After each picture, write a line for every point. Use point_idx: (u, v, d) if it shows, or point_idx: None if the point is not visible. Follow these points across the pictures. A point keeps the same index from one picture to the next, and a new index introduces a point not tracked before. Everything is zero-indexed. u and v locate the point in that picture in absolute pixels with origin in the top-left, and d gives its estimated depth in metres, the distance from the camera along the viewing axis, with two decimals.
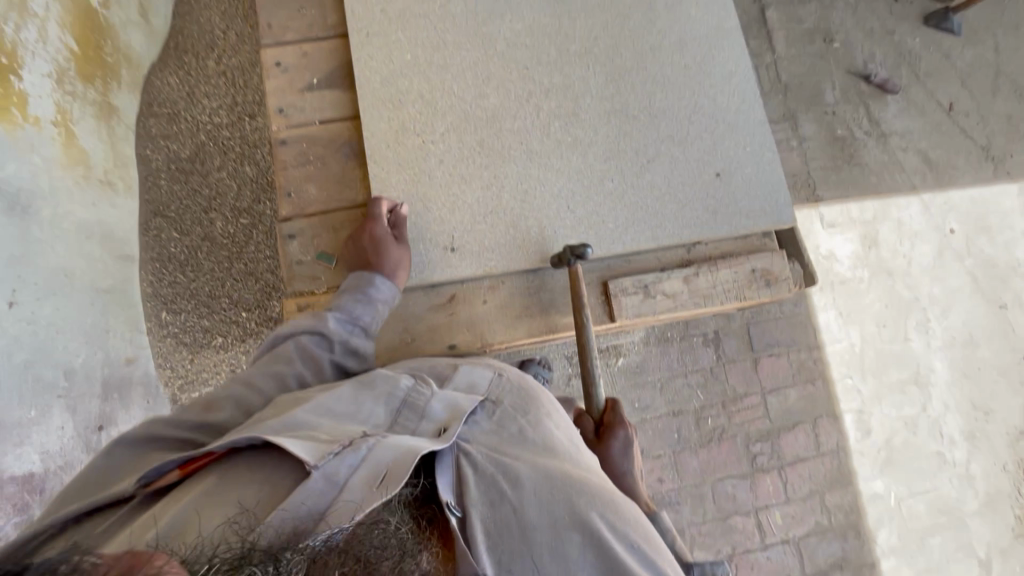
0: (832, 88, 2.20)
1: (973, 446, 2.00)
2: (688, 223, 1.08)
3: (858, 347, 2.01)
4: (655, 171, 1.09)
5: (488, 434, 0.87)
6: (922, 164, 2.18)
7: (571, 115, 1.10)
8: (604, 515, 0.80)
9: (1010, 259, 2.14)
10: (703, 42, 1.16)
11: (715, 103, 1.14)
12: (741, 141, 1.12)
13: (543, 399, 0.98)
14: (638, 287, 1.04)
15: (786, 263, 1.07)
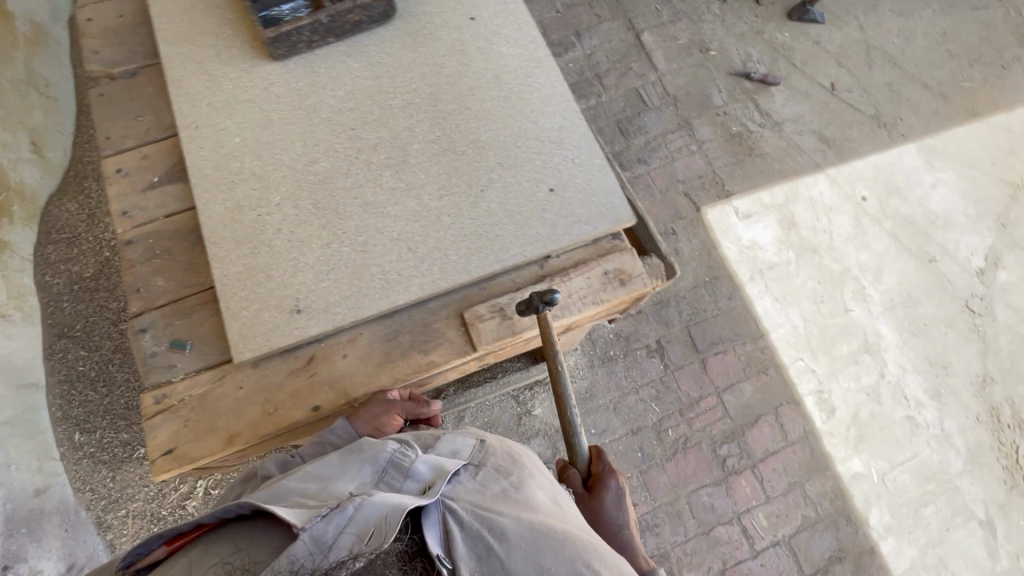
0: (718, 91, 2.32)
1: (942, 403, 1.95)
2: (531, 239, 1.09)
3: (801, 327, 2.00)
4: (491, 199, 1.11)
5: (472, 490, 0.91)
6: (820, 142, 2.27)
7: (407, 162, 1.14)
8: (590, 565, 0.83)
9: (927, 213, 2.19)
10: (520, 72, 1.23)
11: (539, 125, 1.18)
12: (568, 154, 1.16)
13: (525, 461, 1.03)
14: (493, 312, 1.07)
15: (637, 261, 1.11)
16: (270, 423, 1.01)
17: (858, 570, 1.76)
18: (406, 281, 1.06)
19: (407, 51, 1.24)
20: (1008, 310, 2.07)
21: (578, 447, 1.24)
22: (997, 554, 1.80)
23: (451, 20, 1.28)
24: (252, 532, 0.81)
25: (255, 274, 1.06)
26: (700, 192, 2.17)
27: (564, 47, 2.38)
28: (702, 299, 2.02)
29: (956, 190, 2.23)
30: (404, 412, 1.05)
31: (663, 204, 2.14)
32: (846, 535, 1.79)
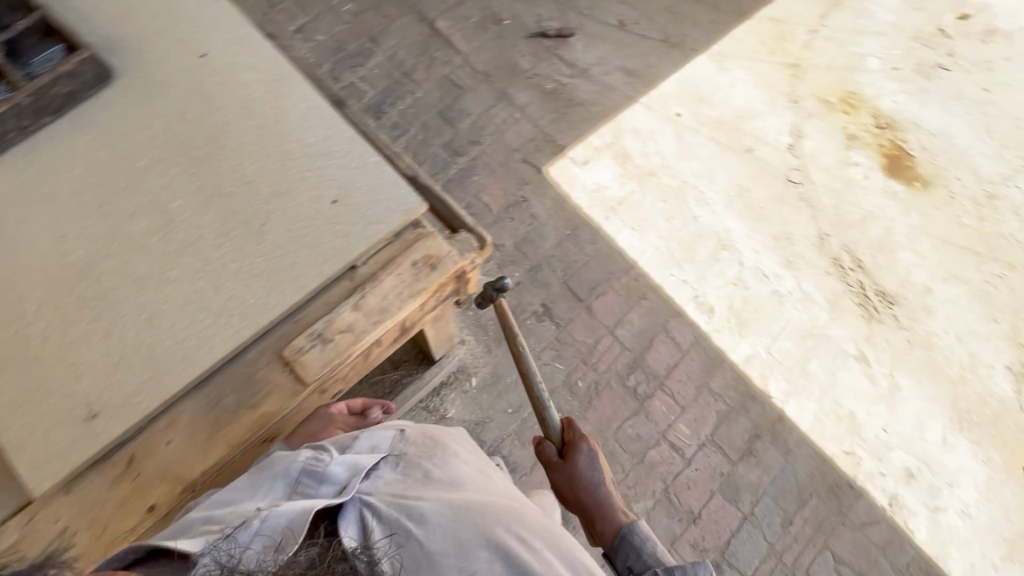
0: (523, 56, 2.40)
1: (796, 269, 2.17)
2: (324, 257, 1.05)
3: (663, 246, 2.14)
4: (273, 232, 1.06)
5: (391, 483, 0.93)
6: (627, 76, 2.42)
7: (178, 223, 1.08)
8: (506, 526, 0.85)
9: (733, 110, 2.41)
10: (268, 97, 1.19)
11: (303, 143, 1.13)
12: (342, 161, 1.12)
13: (449, 441, 1.05)
14: (311, 342, 1.01)
15: (444, 240, 1.06)
16: (100, 543, 0.96)
17: (775, 438, 1.92)
18: (206, 342, 1.01)
19: (138, 104, 1.19)
20: (823, 171, 2.33)
21: (548, 417, 1.26)
22: (877, 379, 2.04)
23: (184, 66, 1.22)
24: (153, 570, 0.79)
25: (38, 394, 0.99)
26: (536, 154, 2.24)
27: (364, 55, 2.34)
28: (569, 251, 2.09)
29: (750, 83, 2.47)
30: (346, 424, 1.21)
31: (507, 176, 2.19)
32: (756, 413, 1.95)
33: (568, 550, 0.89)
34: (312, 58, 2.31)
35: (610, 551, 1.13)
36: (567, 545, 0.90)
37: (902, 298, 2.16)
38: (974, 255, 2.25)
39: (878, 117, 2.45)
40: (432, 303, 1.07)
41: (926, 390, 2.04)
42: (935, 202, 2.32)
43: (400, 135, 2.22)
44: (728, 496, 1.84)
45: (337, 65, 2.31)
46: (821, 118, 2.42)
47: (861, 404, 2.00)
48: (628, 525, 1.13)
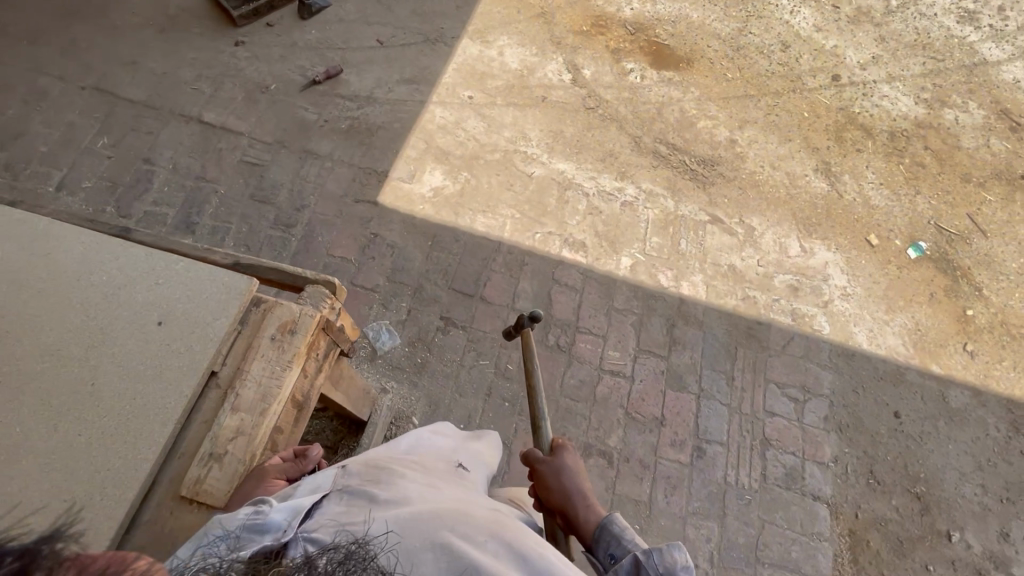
0: (305, 108, 2.38)
1: (632, 175, 2.37)
2: (178, 379, 0.85)
3: (518, 213, 2.24)
4: (110, 391, 0.83)
5: (337, 515, 0.76)
6: (410, 85, 2.49)
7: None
8: (469, 537, 0.72)
9: (514, 72, 2.57)
10: (13, 248, 0.92)
11: (89, 278, 0.90)
12: (148, 276, 0.92)
13: (393, 463, 0.89)
14: (200, 474, 0.82)
15: (299, 301, 0.96)
16: None
17: (687, 319, 2.11)
18: None
19: None
20: (609, 88, 2.57)
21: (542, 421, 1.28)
22: (734, 230, 2.31)
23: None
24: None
25: None
26: (365, 190, 2.23)
27: (145, 179, 2.17)
28: (440, 259, 2.12)
29: (515, 44, 2.65)
30: None
31: (348, 222, 2.16)
32: (663, 307, 2.12)
33: (543, 550, 0.77)
34: (90, 207, 2.10)
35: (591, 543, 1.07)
36: (540, 545, 0.78)
37: (719, 158, 2.46)
38: (750, 99, 2.62)
39: (627, 26, 2.75)
40: (314, 364, 1.00)
41: (772, 219, 2.35)
42: (702, 73, 2.66)
43: (224, 236, 2.09)
44: (678, 386, 1.99)
45: (121, 201, 2.12)
46: (585, 47, 2.67)
47: (734, 256, 2.26)
48: (608, 517, 1.08)
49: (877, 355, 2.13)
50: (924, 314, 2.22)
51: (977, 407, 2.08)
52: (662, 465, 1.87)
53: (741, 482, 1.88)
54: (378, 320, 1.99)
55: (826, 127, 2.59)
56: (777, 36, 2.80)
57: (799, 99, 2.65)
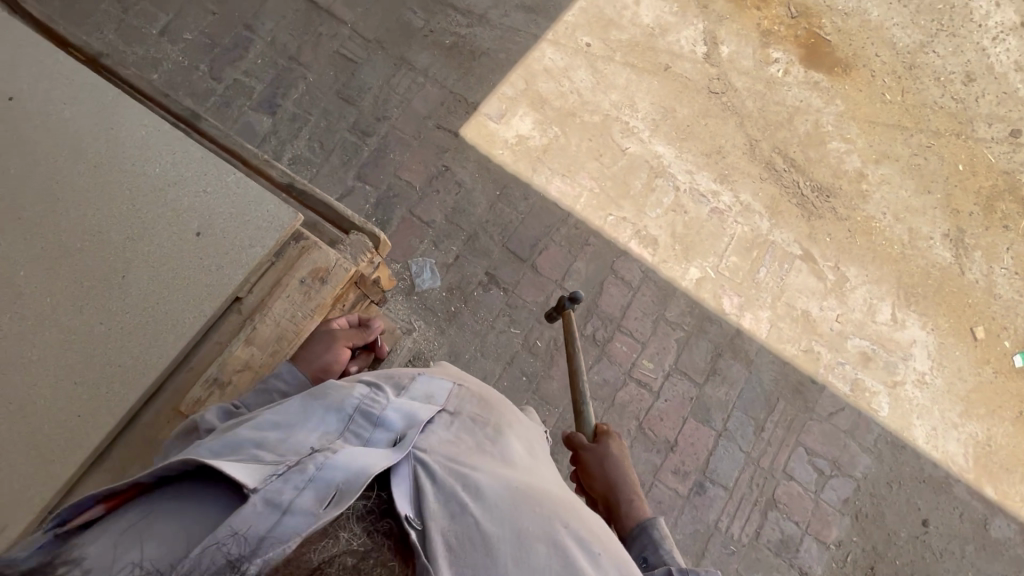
0: (414, 13, 2.22)
1: (732, 181, 2.14)
2: (211, 286, 1.06)
3: (597, 187, 2.08)
4: (138, 283, 1.04)
5: (446, 441, 0.87)
6: (527, 14, 2.28)
7: (47, 287, 1.01)
8: (558, 528, 0.79)
9: (644, 29, 2.29)
10: (99, 128, 1.12)
11: (158, 175, 1.11)
12: (201, 189, 1.12)
13: (496, 407, 1.01)
14: (208, 386, 1.00)
15: (326, 253, 1.12)
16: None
17: (736, 353, 1.96)
18: (118, 398, 0.98)
19: None
20: (743, 75, 2.27)
21: (584, 409, 1.29)
22: (824, 274, 2.08)
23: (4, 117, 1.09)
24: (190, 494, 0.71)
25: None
26: (450, 118, 2.12)
27: (242, 46, 2.12)
28: (503, 213, 2.02)
29: None
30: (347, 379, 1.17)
31: (423, 147, 2.07)
32: (715, 333, 1.97)
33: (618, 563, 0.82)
34: (186, 61, 2.08)
35: (626, 538, 1.06)
36: (617, 557, 0.83)
37: (837, 189, 2.17)
38: (901, 132, 2.26)
39: (790, 7, 2.38)
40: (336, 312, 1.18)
41: (870, 275, 2.09)
42: (856, 85, 2.30)
43: (304, 126, 2.05)
44: (701, 418, 1.89)
45: (216, 63, 2.09)
46: (733, 19, 2.34)
47: (813, 302, 2.04)
48: (652, 521, 1.06)
49: (929, 456, 1.93)
50: (1003, 430, 1.97)
51: (1017, 544, 1.88)
52: (658, 489, 1.81)
53: (731, 531, 1.80)
54: (425, 256, 1.95)
55: (978, 189, 2.21)
56: (964, 63, 2.35)
57: (960, 148, 2.26)
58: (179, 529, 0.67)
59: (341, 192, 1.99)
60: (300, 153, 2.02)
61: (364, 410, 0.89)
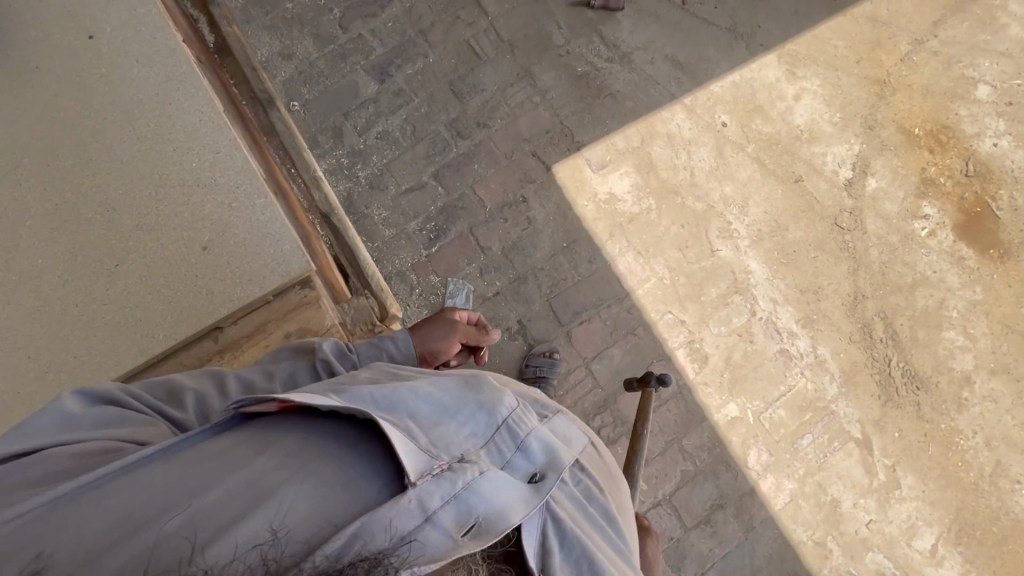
0: (559, 28, 2.09)
1: (815, 330, 1.90)
2: (223, 305, 1.26)
3: (668, 278, 1.91)
4: (184, 287, 1.27)
5: (571, 502, 0.89)
6: (674, 69, 2.09)
7: (122, 260, 1.26)
8: None
9: (790, 129, 2.06)
10: (207, 143, 1.34)
11: (234, 199, 1.33)
12: (255, 222, 1.32)
13: (613, 479, 1.03)
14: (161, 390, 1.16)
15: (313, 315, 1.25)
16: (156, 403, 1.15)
17: (739, 512, 1.77)
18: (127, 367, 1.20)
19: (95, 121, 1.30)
20: (879, 219, 2.01)
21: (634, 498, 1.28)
22: (874, 470, 1.82)
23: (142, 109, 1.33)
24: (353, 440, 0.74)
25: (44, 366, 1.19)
26: (549, 149, 1.99)
27: (380, 3, 2.06)
28: (561, 268, 1.89)
29: (819, 97, 2.10)
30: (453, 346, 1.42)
31: (510, 170, 1.96)
32: (726, 481, 1.78)
33: None
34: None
35: None
36: None
37: (933, 383, 1.89)
38: None
39: (968, 163, 2.07)
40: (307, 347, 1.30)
41: (927, 494, 1.81)
42: (1005, 278, 1.98)
43: (405, 105, 1.99)
44: (672, 563, 1.72)
45: (348, 11, 2.05)
46: (895, 154, 2.06)
47: (849, 494, 1.79)
48: None
49: None
50: None
51: None
52: None
53: None
54: (465, 280, 1.86)
55: None
56: None
57: None
58: (333, 488, 0.68)
59: (412, 185, 1.93)
60: (390, 131, 1.96)
61: (512, 423, 0.89)
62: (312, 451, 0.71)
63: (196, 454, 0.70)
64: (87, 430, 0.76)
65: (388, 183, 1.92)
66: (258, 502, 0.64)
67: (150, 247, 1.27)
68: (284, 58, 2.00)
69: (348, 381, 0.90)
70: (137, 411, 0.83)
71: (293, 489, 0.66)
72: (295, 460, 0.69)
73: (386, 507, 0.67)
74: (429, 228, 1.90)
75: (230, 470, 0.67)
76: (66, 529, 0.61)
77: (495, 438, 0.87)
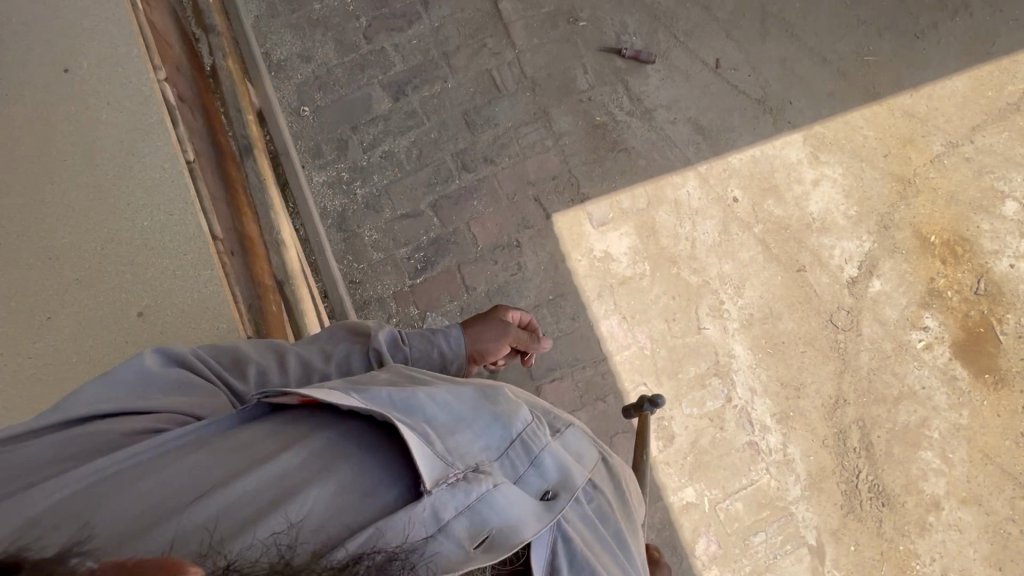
0: (584, 73, 2.04)
1: (788, 427, 1.86)
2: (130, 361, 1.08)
3: (648, 349, 1.87)
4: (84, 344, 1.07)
5: (579, 518, 0.94)
6: (694, 133, 2.03)
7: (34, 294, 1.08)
8: None
9: (802, 216, 2.00)
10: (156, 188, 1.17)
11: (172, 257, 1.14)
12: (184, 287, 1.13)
13: (623, 498, 1.08)
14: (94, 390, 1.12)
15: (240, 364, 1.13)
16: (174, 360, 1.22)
17: None
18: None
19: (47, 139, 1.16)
20: (876, 324, 1.95)
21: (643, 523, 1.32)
22: None
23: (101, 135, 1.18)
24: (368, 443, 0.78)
25: None
26: (553, 196, 1.94)
27: (408, 19, 2.02)
28: (543, 320, 1.86)
29: (838, 187, 2.04)
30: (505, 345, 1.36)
31: (509, 211, 1.92)
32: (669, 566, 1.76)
33: None
34: (351, 6, 2.01)
35: None
36: None
37: (899, 502, 1.84)
38: (1011, 486, 1.87)
39: (979, 281, 2.00)
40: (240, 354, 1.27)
41: None
42: (994, 406, 1.92)
43: (415, 129, 1.95)
44: None
45: (375, 22, 2.01)
46: (905, 258, 2.00)
47: None
48: None
49: None
50: None
51: None
52: None
53: None
54: (444, 317, 1.83)
55: None
56: None
57: None
58: (350, 491, 0.71)
59: (408, 211, 1.89)
60: (396, 152, 1.93)
61: (526, 440, 0.93)
62: (335, 451, 0.75)
63: (224, 445, 0.73)
64: (156, 392, 0.80)
65: (384, 206, 1.89)
66: (283, 495, 0.67)
67: (84, 287, 1.10)
68: (302, 61, 1.96)
69: (370, 380, 0.94)
70: (203, 377, 0.88)
71: (314, 489, 0.69)
72: (319, 458, 0.73)
73: (405, 510, 0.71)
74: (418, 258, 1.87)
75: (258, 461, 0.71)
76: (105, 505, 0.63)
77: (508, 451, 0.91)
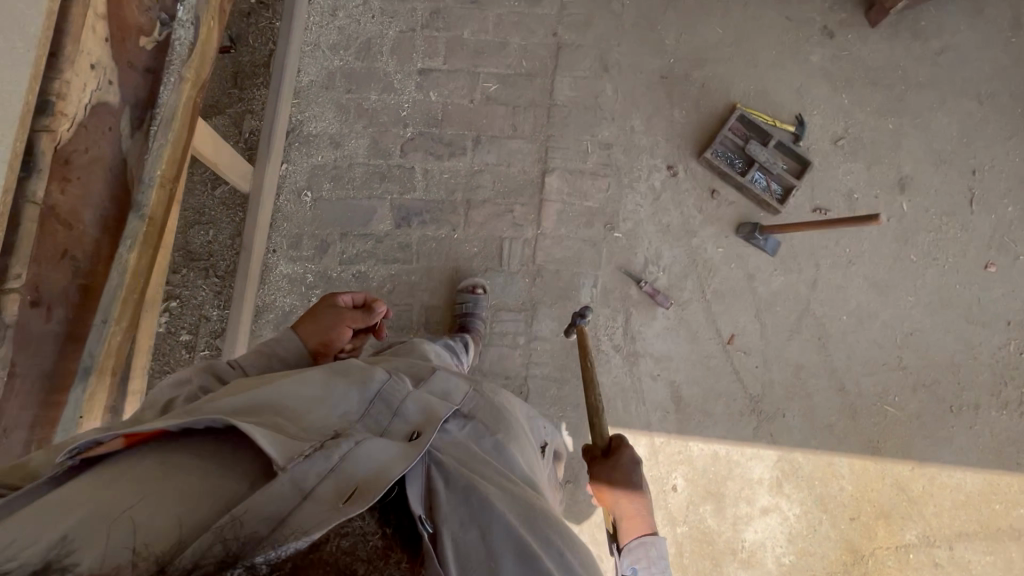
0: (592, 284, 1.89)
1: None
2: None
3: None
4: None
5: (454, 443, 0.96)
6: (669, 399, 1.87)
7: None
8: (558, 538, 0.86)
9: (732, 540, 1.82)
10: None
11: None
12: None
13: (510, 414, 1.09)
14: None
15: None
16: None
17: None
18: None
19: None
20: None
21: (597, 419, 1.39)
22: None
23: None
24: (211, 447, 0.77)
25: None
26: None
27: (451, 150, 1.92)
28: None
29: (785, 528, 1.84)
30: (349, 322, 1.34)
31: None
32: None
33: None
34: (405, 112, 1.92)
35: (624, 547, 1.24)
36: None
37: None
38: None
39: None
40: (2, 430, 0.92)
41: None
42: None
43: (399, 263, 1.84)
44: None
45: (418, 139, 1.91)
46: None
47: None
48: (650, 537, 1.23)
49: None
50: None
51: None
52: None
53: None
54: None
55: None
56: None
57: None
58: (197, 494, 0.70)
59: None
60: (369, 277, 1.82)
61: (384, 395, 0.96)
62: (168, 464, 0.73)
63: (38, 504, 0.66)
64: None
65: None
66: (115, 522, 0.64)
67: None
68: (328, 144, 1.88)
69: (210, 394, 0.94)
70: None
71: (154, 509, 0.67)
72: (150, 473, 0.71)
73: (257, 495, 0.70)
74: None
75: (83, 494, 0.68)
76: None
77: (370, 410, 0.94)
